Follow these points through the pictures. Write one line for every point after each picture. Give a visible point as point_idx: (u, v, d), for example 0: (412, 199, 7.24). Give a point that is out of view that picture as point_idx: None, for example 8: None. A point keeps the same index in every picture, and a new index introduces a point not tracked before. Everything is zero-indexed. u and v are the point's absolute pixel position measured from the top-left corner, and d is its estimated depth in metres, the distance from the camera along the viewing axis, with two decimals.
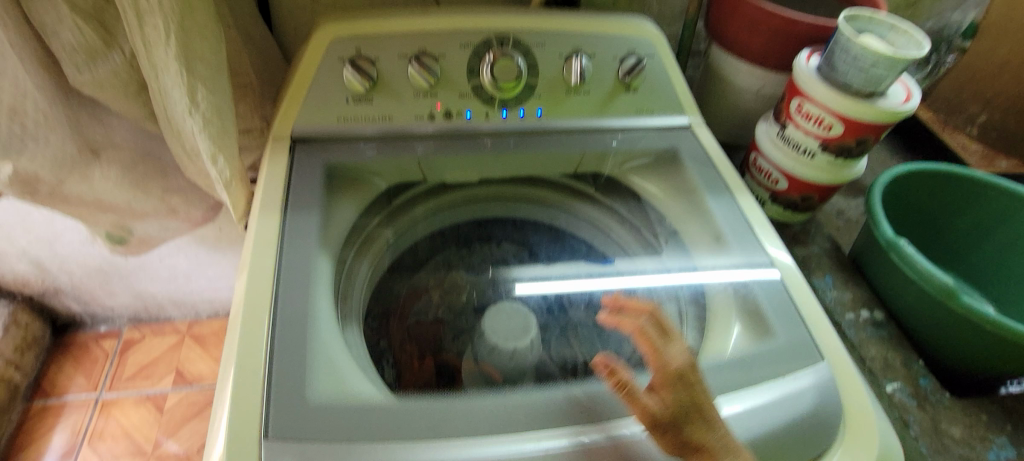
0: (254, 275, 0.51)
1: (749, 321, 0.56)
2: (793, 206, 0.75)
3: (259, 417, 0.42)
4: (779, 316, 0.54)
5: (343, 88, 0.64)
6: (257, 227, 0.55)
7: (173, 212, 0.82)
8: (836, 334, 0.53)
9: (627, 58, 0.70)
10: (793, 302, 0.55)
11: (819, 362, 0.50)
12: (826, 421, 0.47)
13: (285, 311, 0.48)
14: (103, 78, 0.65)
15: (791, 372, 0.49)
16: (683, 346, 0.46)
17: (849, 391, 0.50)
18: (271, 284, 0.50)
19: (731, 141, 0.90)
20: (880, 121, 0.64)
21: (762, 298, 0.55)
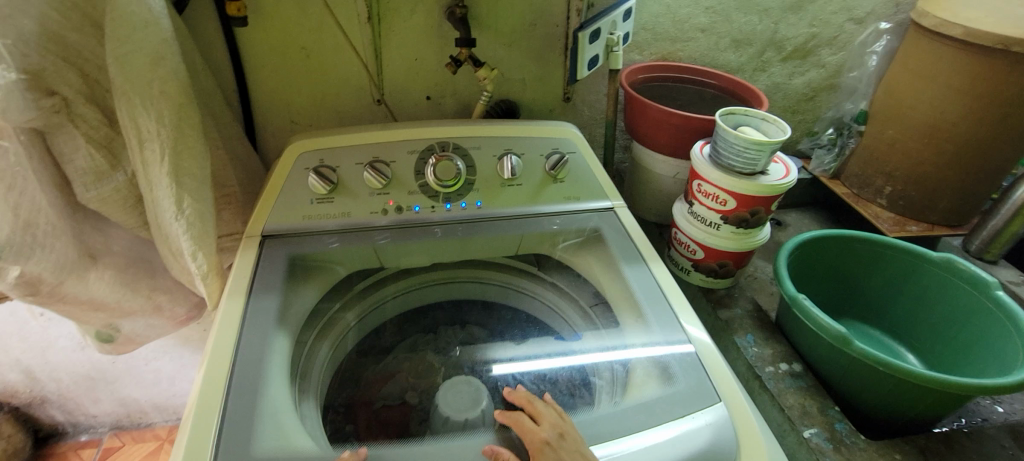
0: (215, 352, 0.58)
1: (658, 374, 0.62)
2: (714, 272, 0.84)
3: None
4: (683, 369, 0.61)
5: (308, 191, 0.76)
6: (223, 310, 0.63)
7: (158, 309, 0.90)
8: (734, 382, 0.59)
9: (552, 155, 0.83)
10: (696, 356, 0.62)
11: (717, 404, 0.57)
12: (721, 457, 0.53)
13: (240, 382, 0.55)
14: (107, 194, 0.77)
15: (689, 414, 0.56)
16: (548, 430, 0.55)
17: (745, 432, 0.55)
18: (230, 359, 0.58)
19: (663, 221, 1.00)
20: (764, 194, 0.75)
21: (670, 356, 0.63)
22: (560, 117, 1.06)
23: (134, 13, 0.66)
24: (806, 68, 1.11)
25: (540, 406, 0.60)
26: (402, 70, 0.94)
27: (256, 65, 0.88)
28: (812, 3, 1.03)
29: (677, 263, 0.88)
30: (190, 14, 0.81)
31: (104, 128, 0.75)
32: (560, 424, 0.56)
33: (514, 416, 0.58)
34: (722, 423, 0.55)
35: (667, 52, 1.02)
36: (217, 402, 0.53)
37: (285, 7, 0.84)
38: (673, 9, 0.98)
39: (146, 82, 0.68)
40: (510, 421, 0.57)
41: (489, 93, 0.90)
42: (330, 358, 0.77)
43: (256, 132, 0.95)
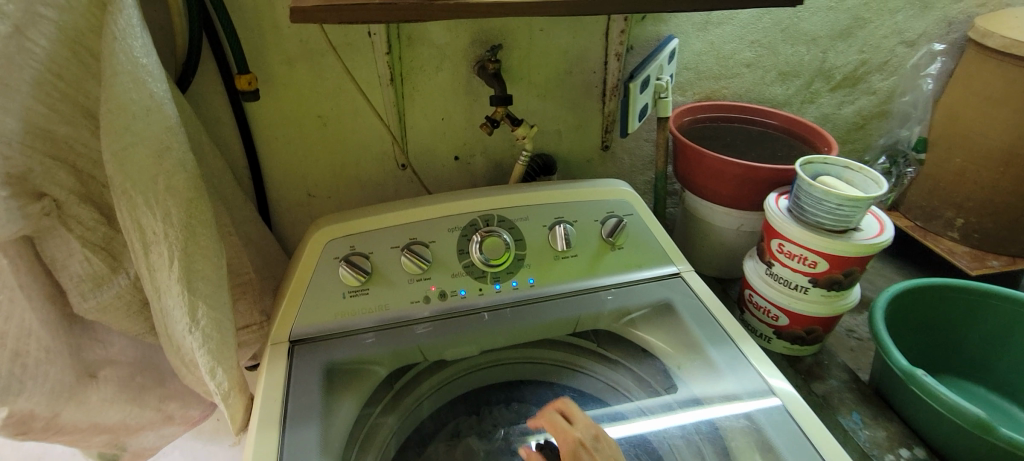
0: None
1: (761, 454, 0.56)
2: (800, 340, 0.74)
3: None
4: (790, 448, 0.54)
5: (339, 284, 0.66)
6: (254, 447, 0.53)
7: (169, 418, 0.80)
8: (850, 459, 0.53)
9: (608, 220, 0.74)
10: (800, 428, 0.56)
11: None
12: None
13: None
14: (107, 302, 0.67)
15: None
16: (587, 429, 0.59)
17: None
18: None
19: (725, 275, 0.91)
20: (860, 254, 0.66)
21: (770, 430, 0.56)
22: (598, 167, 0.97)
23: (135, 101, 0.57)
24: (856, 96, 1.04)
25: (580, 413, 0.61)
26: (429, 130, 0.85)
27: (270, 138, 0.80)
28: (862, 29, 0.95)
29: (753, 328, 0.78)
30: (195, 90, 0.73)
31: (102, 228, 0.65)
32: (593, 427, 0.59)
33: (549, 416, 0.61)
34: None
35: (711, 91, 0.95)
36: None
37: (300, 75, 0.76)
38: (717, 45, 0.90)
39: (151, 178, 0.59)
40: (545, 421, 0.61)
41: (529, 152, 0.81)
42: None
43: (270, 210, 0.86)
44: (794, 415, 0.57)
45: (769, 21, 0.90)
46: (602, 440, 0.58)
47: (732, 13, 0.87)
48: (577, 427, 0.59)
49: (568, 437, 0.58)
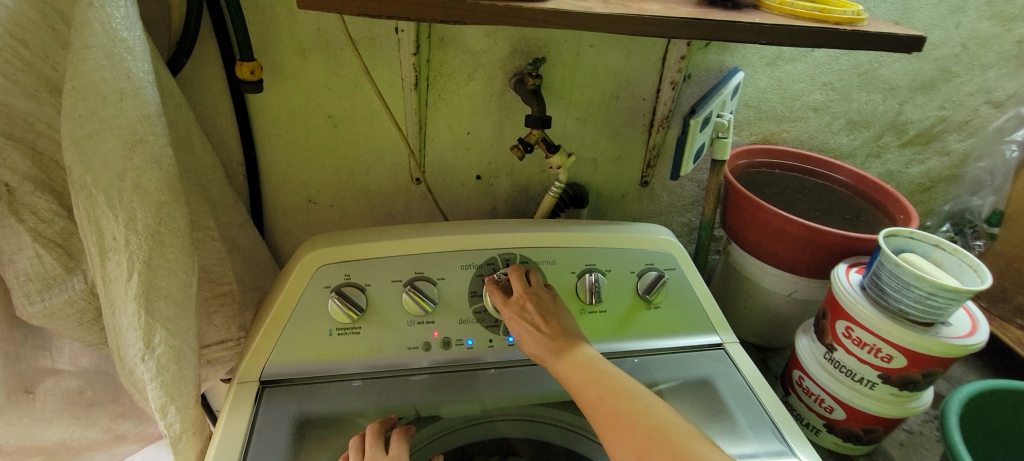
0: None
1: None
2: (856, 439, 0.63)
3: None
4: None
5: (327, 318, 0.56)
6: None
7: (121, 438, 0.70)
8: None
9: (646, 273, 0.64)
10: None
11: None
12: None
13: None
14: (57, 307, 0.57)
15: None
16: (526, 297, 0.56)
17: None
18: None
19: (765, 342, 0.80)
20: (947, 355, 0.55)
21: None
22: (633, 203, 0.87)
23: (106, 81, 0.47)
24: (927, 155, 0.93)
25: (522, 281, 0.57)
26: (451, 144, 0.75)
27: (270, 134, 0.70)
28: (947, 82, 0.85)
29: (801, 416, 0.67)
30: (190, 73, 0.63)
31: (61, 221, 0.56)
32: (531, 294, 0.57)
33: (493, 283, 0.58)
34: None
35: (769, 133, 0.85)
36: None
37: (313, 68, 0.66)
38: (784, 83, 0.80)
39: (117, 173, 0.49)
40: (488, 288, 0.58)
41: (561, 183, 0.71)
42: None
43: (263, 213, 0.77)
44: None
45: (846, 63, 0.80)
46: (537, 305, 0.56)
47: (806, 50, 0.77)
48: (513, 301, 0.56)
49: (511, 303, 0.56)
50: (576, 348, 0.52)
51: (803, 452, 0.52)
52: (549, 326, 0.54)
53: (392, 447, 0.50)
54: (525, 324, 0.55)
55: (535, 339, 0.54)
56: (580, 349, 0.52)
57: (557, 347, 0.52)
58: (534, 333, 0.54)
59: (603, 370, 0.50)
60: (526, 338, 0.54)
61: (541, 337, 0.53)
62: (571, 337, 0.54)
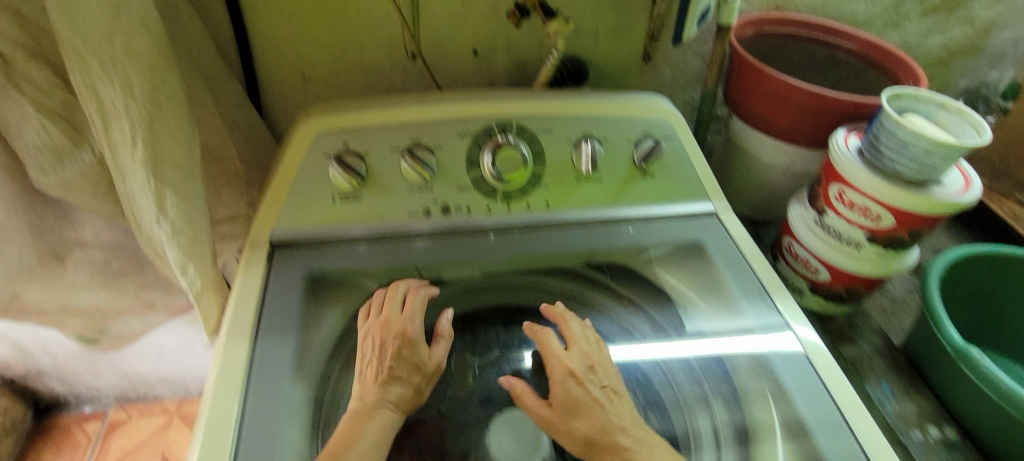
0: (215, 433, 0.45)
1: (769, 395, 0.52)
2: (837, 298, 0.67)
3: None
4: (801, 393, 0.51)
5: (329, 185, 0.58)
6: (222, 360, 0.49)
7: (150, 306, 0.76)
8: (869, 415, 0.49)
9: (643, 142, 0.64)
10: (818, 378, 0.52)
11: None
12: None
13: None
14: (70, 179, 0.59)
15: None
16: (579, 355, 0.54)
17: None
18: (245, 374, 0.48)
19: (758, 216, 0.82)
20: (937, 213, 0.56)
21: (784, 374, 0.53)
22: (635, 79, 0.84)
23: None
24: (949, 25, 0.88)
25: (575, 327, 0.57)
26: (446, 15, 0.72)
27: (259, 6, 0.68)
28: None
29: (787, 280, 0.71)
30: None
31: (60, 92, 0.56)
32: (588, 355, 0.55)
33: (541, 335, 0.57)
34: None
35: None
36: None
37: None
38: None
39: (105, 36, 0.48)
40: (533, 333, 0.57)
41: (559, 53, 0.69)
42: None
43: (260, 91, 0.76)
44: (814, 363, 0.53)
45: None
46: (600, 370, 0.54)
47: None
48: (571, 354, 0.54)
49: (551, 366, 0.54)
50: (608, 408, 0.51)
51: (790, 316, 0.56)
52: (591, 374, 0.53)
53: (407, 307, 0.56)
54: (562, 371, 0.53)
55: (561, 393, 0.52)
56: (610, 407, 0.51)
57: (579, 399, 0.51)
58: (566, 380, 0.52)
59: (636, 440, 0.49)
60: (580, 426, 0.50)
61: (608, 416, 0.50)
62: (605, 388, 0.52)
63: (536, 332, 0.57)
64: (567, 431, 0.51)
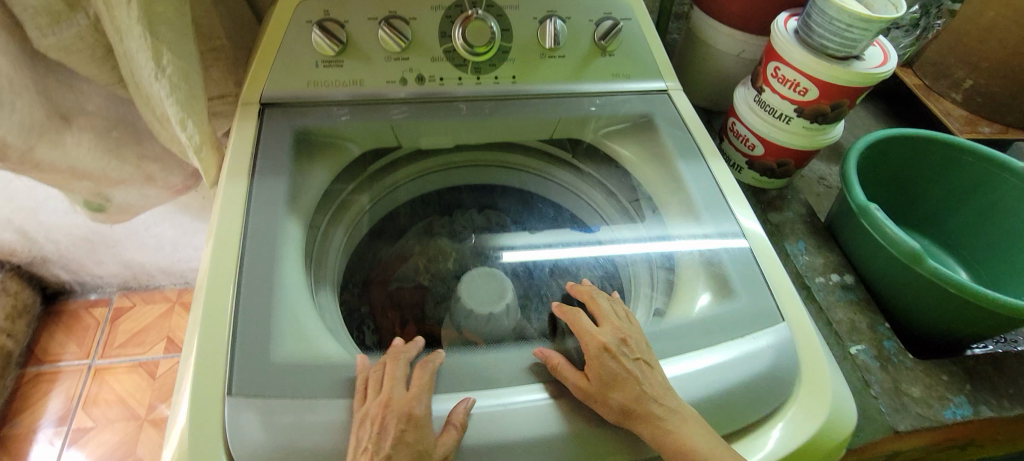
0: (220, 239, 0.51)
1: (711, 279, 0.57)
2: (770, 173, 0.75)
3: (224, 369, 0.43)
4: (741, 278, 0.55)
5: (312, 51, 0.64)
6: (223, 188, 0.56)
7: (150, 178, 0.82)
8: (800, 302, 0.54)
9: (603, 22, 0.69)
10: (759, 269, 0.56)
11: (779, 323, 0.52)
12: (781, 380, 0.48)
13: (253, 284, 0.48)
14: (68, 42, 0.63)
15: (750, 333, 0.50)
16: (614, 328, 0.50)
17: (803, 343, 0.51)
18: (243, 200, 0.55)
19: (712, 106, 0.89)
20: (855, 85, 0.63)
21: (728, 262, 0.56)
22: None
23: None
24: None
25: (604, 304, 0.54)
26: None
27: None
28: None
29: (729, 158, 0.79)
30: None
31: None
32: (623, 330, 0.50)
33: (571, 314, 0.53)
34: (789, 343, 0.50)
35: None
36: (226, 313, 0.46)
37: None
38: None
39: None
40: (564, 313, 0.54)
41: None
42: (338, 264, 0.69)
43: None
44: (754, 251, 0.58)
45: None
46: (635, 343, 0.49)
47: None
48: (603, 330, 0.50)
49: (586, 345, 0.49)
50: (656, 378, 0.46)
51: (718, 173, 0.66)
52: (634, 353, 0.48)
53: None
54: (601, 349, 0.48)
55: (599, 369, 0.47)
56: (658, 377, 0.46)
57: (617, 372, 0.46)
58: (604, 357, 0.47)
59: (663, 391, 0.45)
60: (619, 396, 0.45)
61: (642, 387, 0.45)
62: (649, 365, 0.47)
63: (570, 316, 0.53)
64: (604, 403, 0.45)
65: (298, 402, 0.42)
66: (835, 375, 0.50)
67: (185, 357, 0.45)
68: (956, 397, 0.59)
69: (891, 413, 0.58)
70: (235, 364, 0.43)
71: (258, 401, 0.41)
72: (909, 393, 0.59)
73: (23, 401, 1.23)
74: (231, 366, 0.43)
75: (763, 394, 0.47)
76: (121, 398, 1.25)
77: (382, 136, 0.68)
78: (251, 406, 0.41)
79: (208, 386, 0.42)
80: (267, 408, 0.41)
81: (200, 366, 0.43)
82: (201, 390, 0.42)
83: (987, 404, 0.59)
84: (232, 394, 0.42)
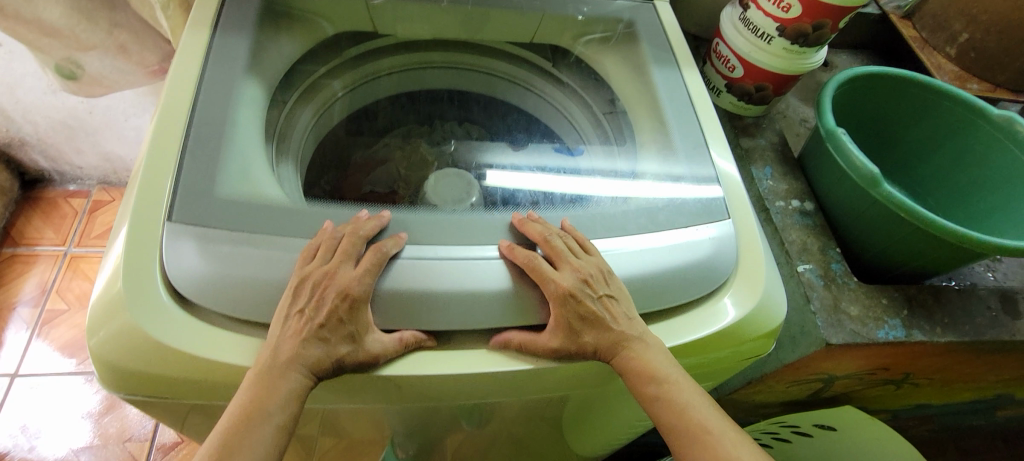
0: (176, 82, 0.51)
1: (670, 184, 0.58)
2: (748, 97, 0.75)
3: (166, 197, 0.44)
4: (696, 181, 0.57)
5: None
6: (186, 38, 0.55)
7: (123, 49, 0.80)
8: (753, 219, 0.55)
9: None
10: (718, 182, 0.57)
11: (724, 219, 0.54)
12: (715, 273, 0.50)
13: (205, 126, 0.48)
14: None
15: (695, 224, 0.52)
16: (576, 267, 0.46)
17: (746, 249, 0.53)
18: (204, 51, 0.54)
19: (701, 33, 0.87)
20: (839, 5, 0.61)
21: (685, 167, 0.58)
22: None
23: None
24: None
25: (562, 242, 0.48)
26: None
27: None
28: None
29: (709, 81, 0.78)
30: None
31: None
32: (584, 268, 0.46)
33: (528, 255, 0.46)
34: (727, 240, 0.52)
35: None
36: (175, 148, 0.46)
37: None
38: None
39: None
40: (518, 257, 0.46)
41: None
42: (303, 143, 0.68)
43: None
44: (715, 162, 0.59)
45: None
46: (596, 281, 0.46)
47: None
48: (564, 273, 0.46)
49: (551, 297, 0.45)
50: (620, 313, 0.46)
51: (691, 85, 0.66)
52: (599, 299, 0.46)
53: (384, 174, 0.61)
54: (569, 305, 0.45)
55: (570, 321, 0.45)
56: (622, 310, 0.46)
57: (586, 319, 0.45)
58: (573, 310, 0.45)
59: (632, 329, 0.46)
60: (587, 336, 0.45)
61: (613, 327, 0.46)
62: (616, 302, 0.46)
63: (531, 259, 0.46)
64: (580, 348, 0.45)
65: (238, 234, 0.42)
66: (781, 298, 0.53)
67: (130, 184, 0.45)
68: (892, 319, 0.61)
69: (827, 327, 0.59)
70: (178, 193, 0.44)
71: (197, 229, 0.42)
72: (846, 311, 0.61)
73: None
74: (175, 194, 0.44)
75: (697, 280, 0.49)
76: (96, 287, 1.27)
77: (354, 15, 0.67)
78: (188, 232, 0.42)
79: (150, 211, 0.43)
80: (206, 236, 0.42)
81: (143, 192, 0.43)
82: (142, 213, 0.43)
83: (920, 329, 0.61)
84: (173, 220, 0.43)
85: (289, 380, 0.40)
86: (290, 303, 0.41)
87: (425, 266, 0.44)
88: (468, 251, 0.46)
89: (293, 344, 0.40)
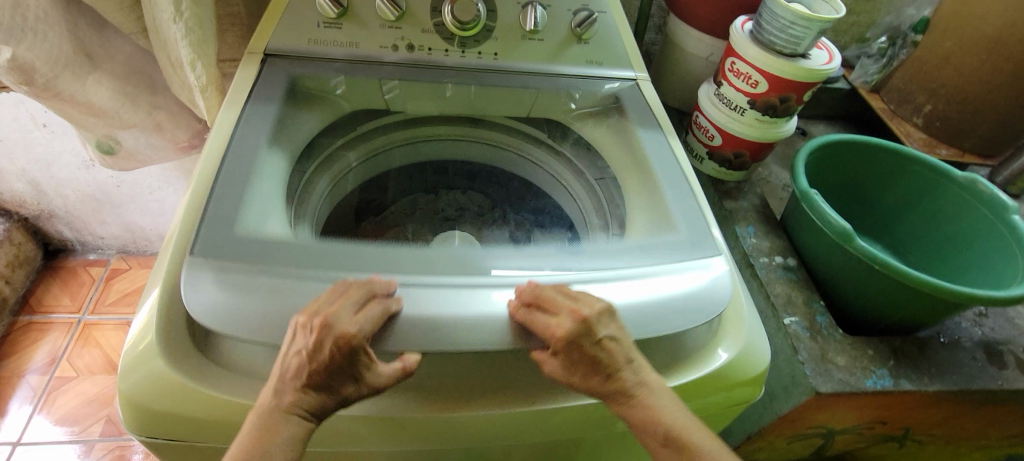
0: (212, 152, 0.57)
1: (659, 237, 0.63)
2: (728, 164, 0.81)
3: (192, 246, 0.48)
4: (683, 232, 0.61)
5: (316, 13, 0.71)
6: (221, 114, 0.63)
7: (159, 128, 0.89)
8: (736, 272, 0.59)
9: (580, 12, 0.76)
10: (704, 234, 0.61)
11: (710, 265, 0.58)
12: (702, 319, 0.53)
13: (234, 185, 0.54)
14: None
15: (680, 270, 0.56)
16: (576, 315, 0.47)
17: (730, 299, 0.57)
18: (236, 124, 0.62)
19: (683, 107, 0.96)
20: (801, 80, 0.69)
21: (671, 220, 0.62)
22: None
23: None
24: None
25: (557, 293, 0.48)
26: None
27: None
28: None
29: (692, 149, 0.85)
30: None
31: None
32: (586, 311, 0.47)
33: (530, 311, 0.47)
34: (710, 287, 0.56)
35: None
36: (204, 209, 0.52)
37: None
38: None
39: None
40: (523, 314, 0.47)
41: None
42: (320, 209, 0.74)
43: None
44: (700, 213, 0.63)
45: None
46: (598, 323, 0.47)
47: None
48: (563, 318, 0.47)
49: (555, 353, 0.47)
50: (624, 359, 0.48)
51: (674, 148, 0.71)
52: (602, 347, 0.47)
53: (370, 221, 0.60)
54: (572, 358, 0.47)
55: (577, 369, 0.47)
56: (624, 356, 0.48)
57: (592, 367, 0.47)
58: (577, 362, 0.47)
59: (641, 373, 0.48)
60: (592, 378, 0.48)
61: (621, 372, 0.48)
62: (620, 349, 0.48)
63: (526, 316, 0.47)
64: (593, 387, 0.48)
65: (254, 277, 0.46)
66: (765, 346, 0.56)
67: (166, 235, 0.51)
68: (879, 369, 0.63)
69: (815, 376, 0.62)
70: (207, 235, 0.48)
71: (217, 270, 0.46)
72: (834, 361, 0.63)
73: (12, 348, 1.27)
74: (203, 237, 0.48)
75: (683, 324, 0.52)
76: (106, 354, 1.29)
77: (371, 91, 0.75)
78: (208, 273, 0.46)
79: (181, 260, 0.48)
80: (223, 277, 0.46)
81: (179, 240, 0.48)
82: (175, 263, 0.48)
83: (907, 379, 0.63)
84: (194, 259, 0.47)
85: (286, 426, 0.43)
86: (289, 346, 0.43)
87: (421, 294, 0.48)
88: (463, 280, 0.49)
89: (292, 391, 0.44)
